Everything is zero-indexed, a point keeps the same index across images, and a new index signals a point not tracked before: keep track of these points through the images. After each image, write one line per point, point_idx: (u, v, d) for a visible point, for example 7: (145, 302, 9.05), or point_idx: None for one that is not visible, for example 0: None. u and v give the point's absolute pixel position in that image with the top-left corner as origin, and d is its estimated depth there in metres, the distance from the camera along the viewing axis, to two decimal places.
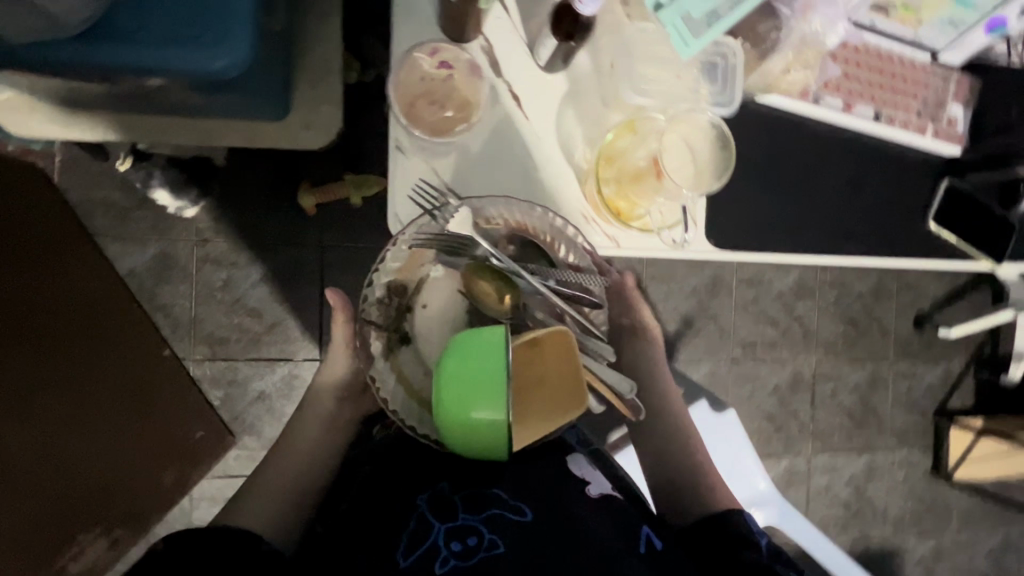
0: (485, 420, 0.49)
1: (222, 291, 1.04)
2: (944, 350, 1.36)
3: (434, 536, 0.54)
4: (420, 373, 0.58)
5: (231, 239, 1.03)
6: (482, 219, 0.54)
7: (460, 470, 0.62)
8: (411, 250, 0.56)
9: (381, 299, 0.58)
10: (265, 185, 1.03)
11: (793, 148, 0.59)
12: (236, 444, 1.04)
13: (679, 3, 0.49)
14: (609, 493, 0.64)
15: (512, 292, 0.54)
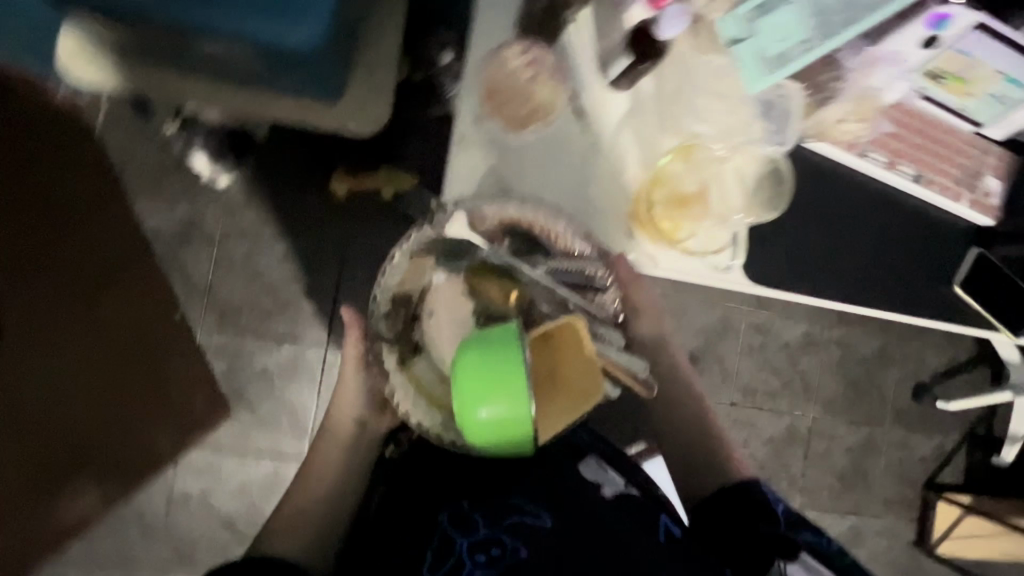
0: (507, 416, 0.51)
1: (242, 263, 1.04)
2: (940, 424, 1.36)
3: (459, 550, 0.62)
4: (438, 381, 0.58)
5: (259, 214, 1.04)
6: (478, 220, 0.57)
7: (475, 488, 0.69)
8: (413, 259, 0.57)
9: (387, 311, 0.58)
10: (300, 166, 1.05)
11: (833, 198, 0.62)
12: (231, 416, 1.04)
13: (757, 40, 0.55)
14: (625, 491, 0.70)
15: (516, 287, 0.57)
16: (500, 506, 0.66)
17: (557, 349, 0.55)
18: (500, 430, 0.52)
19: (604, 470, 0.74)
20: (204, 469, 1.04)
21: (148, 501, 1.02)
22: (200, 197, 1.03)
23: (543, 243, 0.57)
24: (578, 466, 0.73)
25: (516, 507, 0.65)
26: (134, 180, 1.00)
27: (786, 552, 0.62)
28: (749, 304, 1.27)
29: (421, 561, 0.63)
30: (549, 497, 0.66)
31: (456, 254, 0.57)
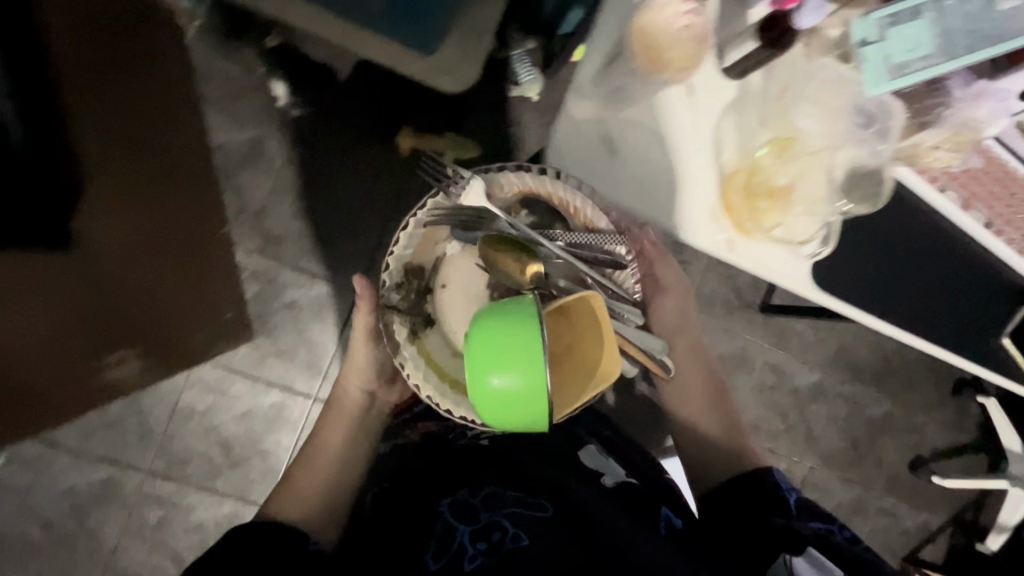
0: (518, 385, 0.56)
1: (295, 194, 1.05)
2: (929, 500, 1.37)
3: (460, 537, 0.61)
4: (445, 352, 0.72)
5: (321, 150, 1.06)
6: (495, 190, 0.66)
7: (475, 475, 0.72)
8: (426, 231, 0.69)
9: (401, 282, 0.70)
10: (371, 111, 1.06)
11: (901, 227, 0.64)
12: (252, 339, 1.05)
13: (885, 42, 0.49)
14: (623, 479, 0.77)
15: (533, 260, 0.63)
16: (498, 496, 0.66)
17: (568, 321, 0.62)
18: (512, 400, 0.57)
19: (604, 459, 0.80)
20: (213, 386, 1.04)
21: (152, 405, 1.02)
22: (271, 122, 1.05)
23: (562, 214, 0.65)
24: (578, 454, 0.80)
25: (517, 500, 0.65)
26: (215, 92, 1.03)
27: (793, 545, 0.64)
28: (769, 342, 1.29)
29: (423, 551, 0.62)
30: (552, 494, 0.67)
31: (472, 224, 0.65)
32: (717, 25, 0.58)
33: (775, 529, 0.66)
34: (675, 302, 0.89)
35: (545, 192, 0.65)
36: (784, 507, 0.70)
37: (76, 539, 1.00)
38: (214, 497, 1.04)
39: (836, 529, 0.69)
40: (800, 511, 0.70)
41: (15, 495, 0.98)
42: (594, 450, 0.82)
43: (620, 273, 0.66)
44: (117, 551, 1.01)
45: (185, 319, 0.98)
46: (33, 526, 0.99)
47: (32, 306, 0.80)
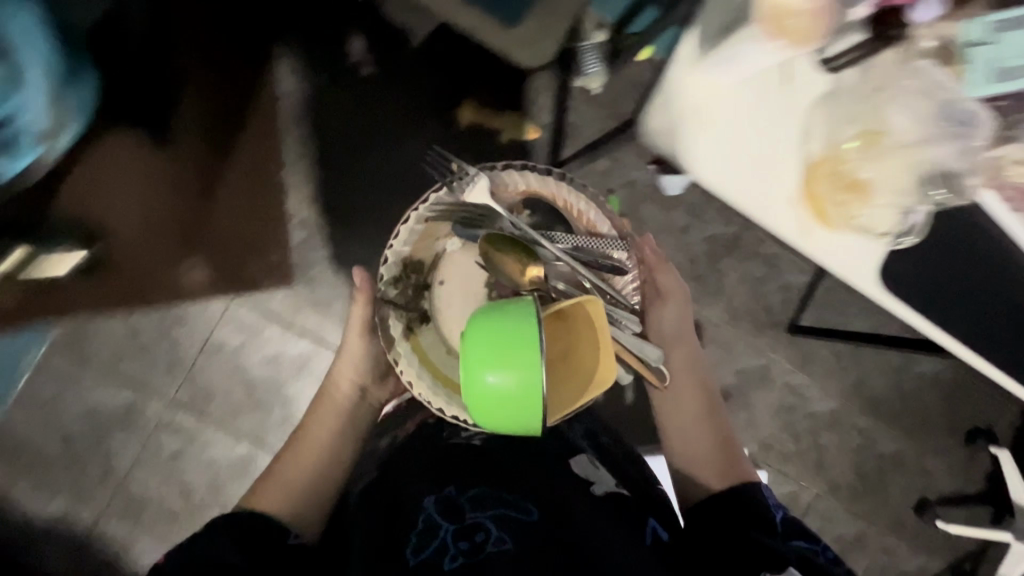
0: (510, 384, 0.59)
1: (353, 150, 1.07)
2: (931, 544, 1.36)
3: (442, 536, 0.59)
4: (440, 348, 0.78)
5: (385, 111, 1.07)
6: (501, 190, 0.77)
7: (467, 474, 0.69)
8: (428, 226, 0.77)
9: (400, 276, 0.77)
10: (437, 79, 1.09)
11: (1006, 247, 0.56)
12: (291, 285, 1.06)
13: (995, 48, 0.52)
14: (615, 490, 0.71)
15: (532, 261, 0.73)
16: (484, 495, 0.64)
17: (565, 326, 0.67)
18: (504, 401, 0.59)
19: (594, 467, 0.75)
20: (246, 326, 1.05)
21: (184, 338, 1.02)
22: (340, 77, 1.06)
23: (565, 218, 0.78)
24: (569, 462, 0.75)
25: (502, 501, 0.64)
26: (291, 40, 1.05)
27: (773, 564, 0.62)
28: (791, 363, 1.29)
29: (403, 546, 0.60)
30: (538, 497, 0.65)
31: (473, 224, 0.75)
32: (838, 7, 0.49)
33: (756, 548, 0.64)
34: (675, 312, 0.87)
35: (547, 194, 0.78)
36: (769, 524, 0.68)
37: (92, 458, 1.00)
38: (231, 436, 1.04)
39: (819, 552, 0.66)
40: (786, 530, 0.68)
41: (40, 407, 0.99)
42: (586, 458, 0.77)
43: (613, 277, 0.77)
44: (129, 476, 1.02)
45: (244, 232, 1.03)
46: (52, 440, 0.99)
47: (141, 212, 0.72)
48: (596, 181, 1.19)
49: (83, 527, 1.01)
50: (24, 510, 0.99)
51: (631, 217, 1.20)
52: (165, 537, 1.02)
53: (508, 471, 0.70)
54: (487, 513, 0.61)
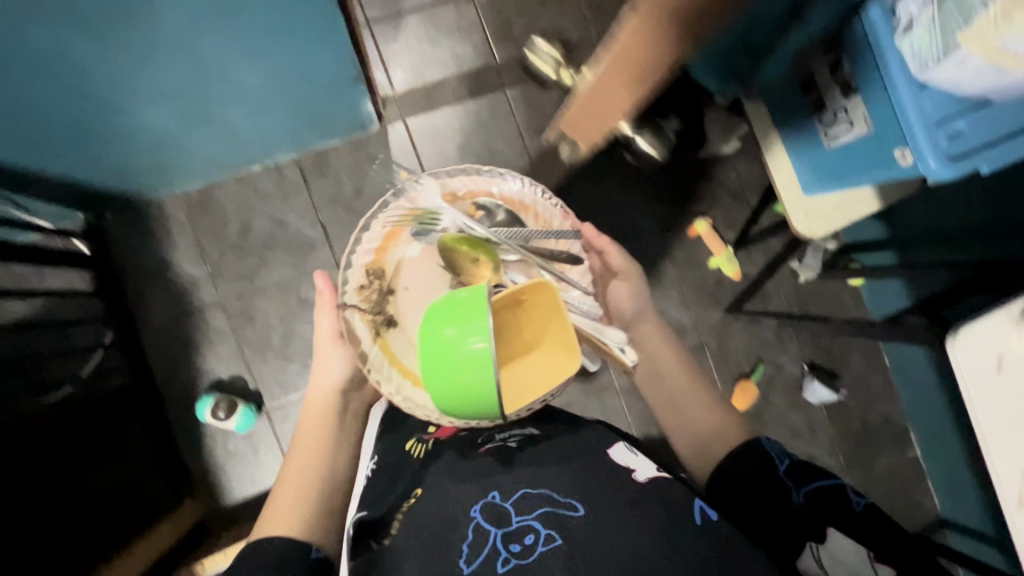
0: (473, 354, 0.55)
1: (604, 189, 1.20)
2: None
3: (493, 540, 0.58)
4: (405, 346, 0.72)
5: (648, 179, 1.22)
6: (448, 189, 0.75)
7: (502, 479, 0.64)
8: (387, 232, 0.74)
9: (361, 286, 0.72)
10: (698, 188, 1.24)
11: None
12: None
13: None
14: (658, 474, 0.64)
15: (487, 259, 0.70)
16: (530, 493, 0.61)
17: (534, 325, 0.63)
18: (466, 372, 0.56)
19: (633, 453, 0.69)
20: None
21: None
22: None
23: (518, 217, 0.76)
24: (606, 449, 0.68)
25: (548, 496, 0.60)
26: None
27: (815, 530, 0.61)
28: None
29: (456, 553, 0.58)
30: (581, 486, 0.61)
31: (429, 224, 0.73)
32: None
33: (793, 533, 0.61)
34: (631, 291, 0.79)
35: (496, 197, 0.76)
36: (780, 484, 0.64)
37: (249, 258, 1.07)
38: None
39: (846, 486, 0.64)
40: (797, 479, 0.64)
41: (250, 193, 1.07)
42: (623, 445, 0.70)
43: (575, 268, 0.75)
44: (260, 289, 1.07)
45: (641, 246, 1.22)
46: (234, 221, 1.07)
47: (593, 211, 1.20)
48: (755, 343, 1.25)
49: (196, 301, 1.05)
50: (169, 259, 1.04)
51: (764, 390, 1.25)
52: (245, 357, 1.06)
53: (536, 466, 0.64)
54: (528, 512, 0.59)
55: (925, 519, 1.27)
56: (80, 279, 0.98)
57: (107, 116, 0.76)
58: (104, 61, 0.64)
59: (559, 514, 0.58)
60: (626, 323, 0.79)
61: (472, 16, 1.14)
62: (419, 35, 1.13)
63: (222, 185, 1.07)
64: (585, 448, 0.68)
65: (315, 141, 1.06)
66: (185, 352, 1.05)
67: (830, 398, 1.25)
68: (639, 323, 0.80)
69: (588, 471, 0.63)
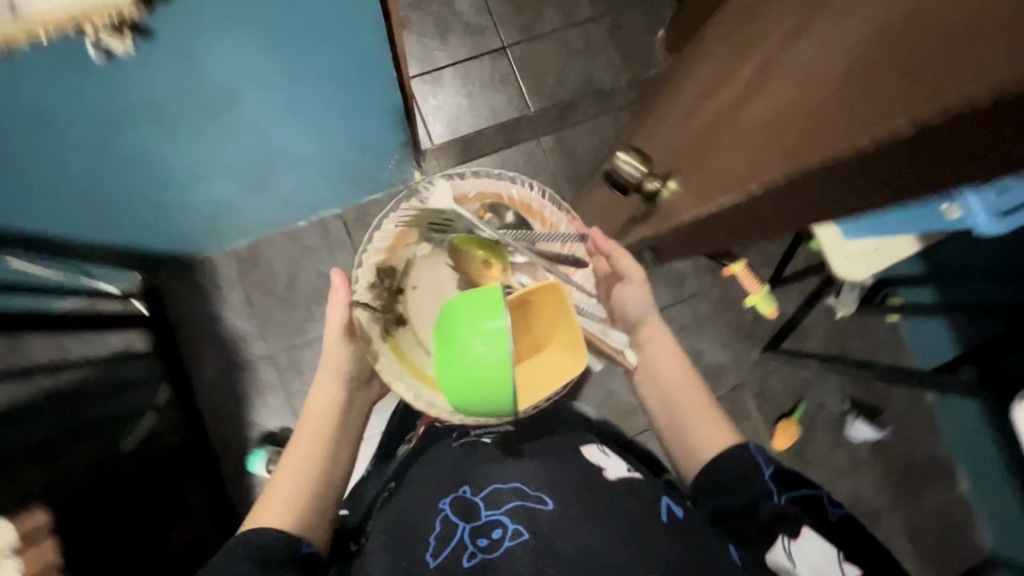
0: (484, 355, 0.56)
1: None
2: None
3: (459, 533, 0.61)
4: (417, 346, 0.69)
5: None
6: (460, 194, 0.73)
7: (476, 476, 0.68)
8: (396, 233, 0.70)
9: (372, 284, 0.69)
10: None
11: None
12: None
13: None
14: (627, 475, 0.69)
15: (497, 261, 0.68)
16: (499, 489, 0.64)
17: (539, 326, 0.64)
18: (477, 372, 0.56)
19: (606, 455, 0.74)
20: None
21: None
22: None
23: (527, 219, 0.74)
24: (579, 450, 0.73)
25: (517, 491, 0.63)
26: None
27: (790, 525, 0.59)
28: None
29: (424, 546, 0.62)
30: (584, 502, 0.62)
31: (444, 222, 0.69)
32: None
33: (767, 523, 0.60)
34: (640, 293, 0.72)
35: (507, 200, 0.74)
36: (765, 487, 0.63)
37: (298, 312, 1.10)
38: None
39: (824, 495, 0.65)
40: (779, 485, 0.64)
41: (297, 248, 1.11)
42: (595, 446, 0.76)
43: (578, 272, 0.74)
44: (306, 341, 1.09)
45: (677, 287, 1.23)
46: (281, 276, 1.10)
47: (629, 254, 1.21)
48: (794, 382, 1.25)
49: (246, 355, 1.08)
50: (221, 315, 1.08)
51: (805, 429, 1.24)
52: (292, 409, 1.08)
53: (519, 464, 0.67)
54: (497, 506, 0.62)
55: (976, 557, 1.24)
56: (139, 342, 1.01)
57: (179, 197, 0.80)
58: (182, 153, 0.67)
59: (526, 509, 0.61)
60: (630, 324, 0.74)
61: (506, 69, 1.18)
62: (456, 89, 1.17)
63: (270, 242, 1.10)
64: (559, 449, 0.72)
65: (359, 198, 1.09)
66: (235, 405, 1.07)
67: (872, 437, 1.22)
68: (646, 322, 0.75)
69: (556, 466, 0.64)
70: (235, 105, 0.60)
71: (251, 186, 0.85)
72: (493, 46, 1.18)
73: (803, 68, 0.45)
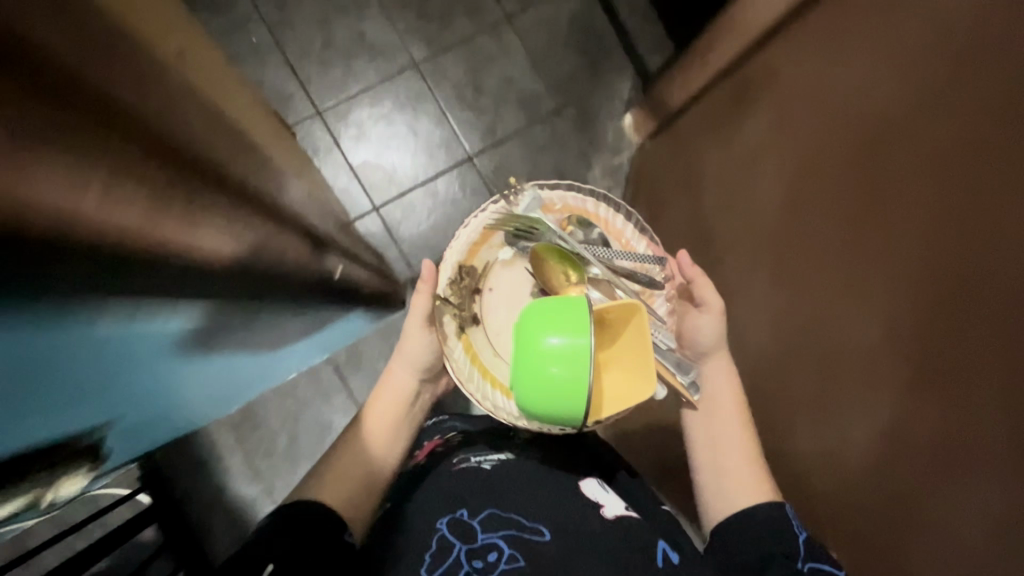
0: (548, 369, 0.37)
1: None
2: None
3: (451, 553, 0.41)
4: (493, 351, 0.51)
5: None
6: (547, 202, 0.55)
7: (474, 490, 0.46)
8: (479, 232, 0.52)
9: (452, 280, 0.51)
10: None
11: None
12: None
13: None
14: (628, 514, 0.46)
15: (576, 277, 0.51)
16: (505, 508, 0.44)
17: (612, 340, 0.40)
18: (543, 391, 0.37)
19: (605, 489, 0.49)
20: None
21: None
22: None
23: (603, 229, 0.56)
24: (579, 482, 0.49)
25: (516, 518, 0.43)
26: None
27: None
28: None
29: (410, 560, 0.41)
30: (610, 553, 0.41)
31: (529, 234, 0.51)
32: None
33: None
34: (719, 323, 0.51)
35: (593, 211, 0.56)
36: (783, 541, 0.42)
37: (300, 468, 1.04)
38: None
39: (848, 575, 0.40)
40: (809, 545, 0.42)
41: (291, 403, 1.06)
42: (595, 479, 0.51)
43: (653, 298, 0.55)
44: None
45: None
46: (282, 431, 1.06)
47: None
48: None
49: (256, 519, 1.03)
50: (226, 483, 1.03)
51: None
52: None
53: (532, 490, 0.47)
54: (501, 525, 0.43)
55: None
56: (148, 532, 0.95)
57: None
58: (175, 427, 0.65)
59: (528, 535, 0.42)
60: (697, 356, 0.52)
61: (476, 179, 1.13)
62: (428, 211, 1.12)
63: (263, 397, 1.05)
64: None
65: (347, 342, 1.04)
66: None
67: None
68: (715, 356, 0.52)
69: (571, 503, 0.46)
70: (225, 380, 0.60)
71: (240, 398, 0.80)
72: (459, 157, 1.13)
73: (897, 371, 0.45)
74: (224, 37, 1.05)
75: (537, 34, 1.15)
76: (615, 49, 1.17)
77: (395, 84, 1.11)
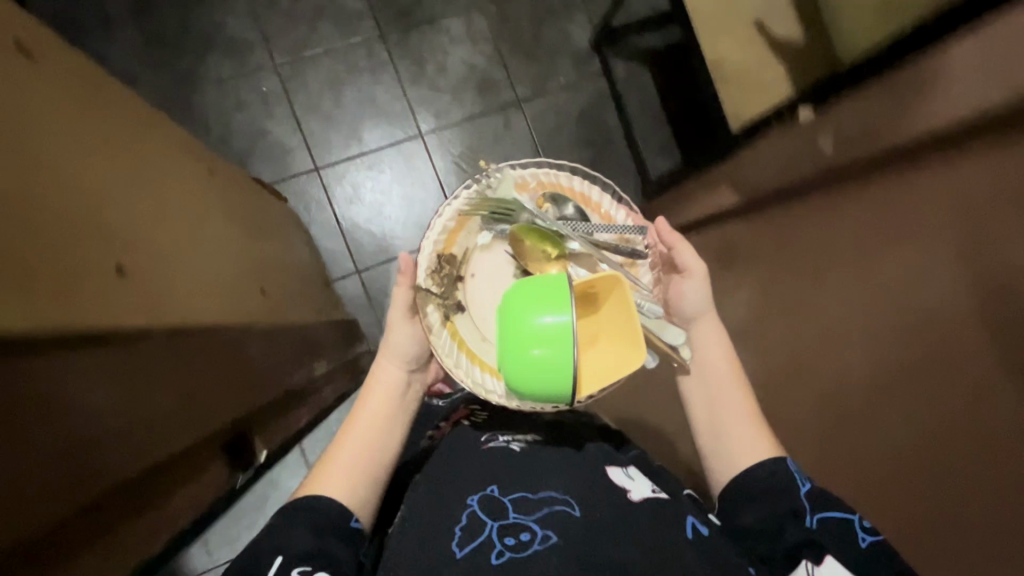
0: (531, 351, 0.38)
1: None
2: None
3: (484, 531, 0.39)
4: (479, 336, 0.48)
5: None
6: (518, 178, 0.52)
7: (509, 469, 0.44)
8: (455, 220, 0.49)
9: (431, 270, 0.48)
10: None
11: None
12: None
13: None
14: (658, 497, 0.43)
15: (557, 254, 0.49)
16: (538, 487, 0.42)
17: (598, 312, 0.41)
18: (531, 372, 0.38)
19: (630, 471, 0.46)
20: None
21: None
22: None
23: (577, 202, 0.53)
24: (605, 466, 0.45)
25: (548, 499, 0.41)
26: None
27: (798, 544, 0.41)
28: None
29: (443, 533, 0.39)
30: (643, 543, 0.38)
31: (507, 214, 0.49)
32: None
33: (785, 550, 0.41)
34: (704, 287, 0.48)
35: (566, 185, 0.54)
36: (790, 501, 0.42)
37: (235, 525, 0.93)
38: None
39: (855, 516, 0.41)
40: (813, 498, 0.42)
41: None
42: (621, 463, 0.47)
43: (637, 268, 0.52)
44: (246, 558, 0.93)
45: None
46: None
47: None
48: None
49: None
50: None
51: None
52: None
53: (562, 468, 0.44)
54: (536, 506, 0.40)
55: None
56: None
57: None
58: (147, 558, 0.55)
59: (562, 514, 0.39)
60: (684, 321, 0.49)
61: None
62: None
63: None
64: None
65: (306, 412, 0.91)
66: None
67: None
68: (704, 321, 0.49)
69: (597, 484, 0.43)
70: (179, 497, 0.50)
71: None
72: None
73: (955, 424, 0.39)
74: (229, 81, 1.02)
75: (545, 120, 1.11)
76: (619, 145, 1.13)
77: (395, 150, 1.06)
